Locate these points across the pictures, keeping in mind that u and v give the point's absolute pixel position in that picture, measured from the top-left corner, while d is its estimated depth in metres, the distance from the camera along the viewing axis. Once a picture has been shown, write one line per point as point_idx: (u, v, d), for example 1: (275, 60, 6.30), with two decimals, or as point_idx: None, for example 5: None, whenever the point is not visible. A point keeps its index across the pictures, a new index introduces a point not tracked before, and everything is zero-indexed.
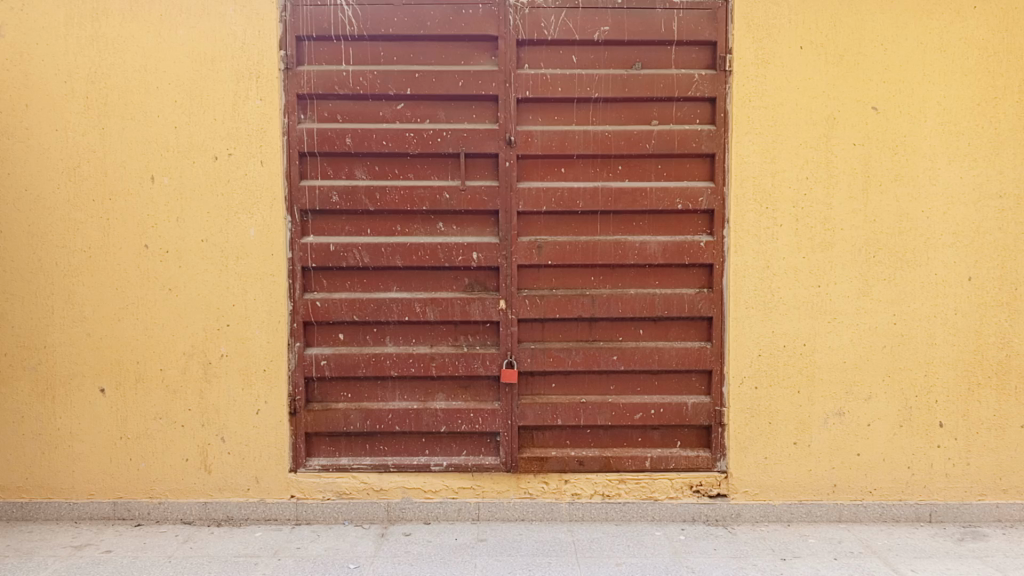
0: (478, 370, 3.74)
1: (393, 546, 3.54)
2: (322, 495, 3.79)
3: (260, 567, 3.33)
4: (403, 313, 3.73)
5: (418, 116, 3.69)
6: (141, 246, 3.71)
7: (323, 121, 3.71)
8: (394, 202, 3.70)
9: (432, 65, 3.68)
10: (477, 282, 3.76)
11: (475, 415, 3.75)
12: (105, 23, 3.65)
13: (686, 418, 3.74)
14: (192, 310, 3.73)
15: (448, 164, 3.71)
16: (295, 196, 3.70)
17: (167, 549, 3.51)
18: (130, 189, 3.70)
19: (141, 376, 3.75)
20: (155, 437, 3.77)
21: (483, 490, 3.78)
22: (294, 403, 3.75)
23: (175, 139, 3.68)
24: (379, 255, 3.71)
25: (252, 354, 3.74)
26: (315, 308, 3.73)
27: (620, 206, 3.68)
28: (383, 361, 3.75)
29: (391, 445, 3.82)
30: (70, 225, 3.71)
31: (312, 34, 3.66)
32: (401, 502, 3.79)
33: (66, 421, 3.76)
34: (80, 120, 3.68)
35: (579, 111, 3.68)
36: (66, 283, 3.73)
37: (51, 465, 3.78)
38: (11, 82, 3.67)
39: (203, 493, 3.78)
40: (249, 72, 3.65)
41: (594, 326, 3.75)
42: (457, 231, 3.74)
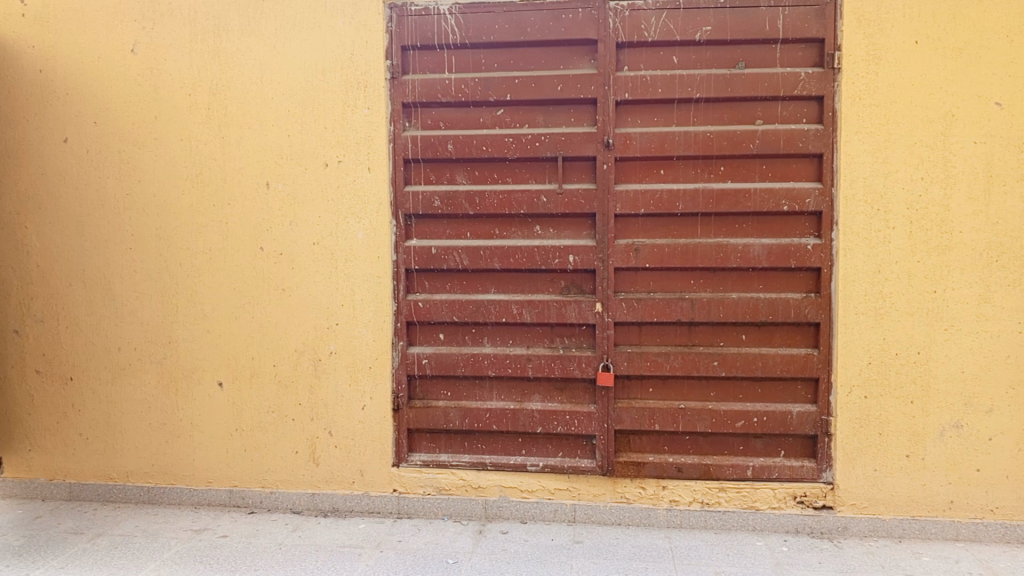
0: (575, 373, 3.76)
1: (491, 543, 3.60)
2: (423, 490, 3.90)
3: (363, 558, 3.47)
4: (501, 315, 3.79)
5: (517, 121, 3.75)
6: (257, 249, 3.93)
7: (426, 128, 3.82)
8: (493, 206, 3.77)
9: (531, 70, 3.72)
10: (574, 284, 3.77)
11: (572, 418, 3.77)
12: (226, 39, 3.89)
13: (790, 426, 3.63)
14: (303, 309, 3.92)
15: (545, 167, 3.75)
16: (400, 201, 3.82)
17: (278, 536, 3.70)
18: (247, 195, 3.92)
19: (256, 371, 3.97)
20: (267, 429, 3.98)
21: (579, 493, 3.79)
22: (396, 400, 3.88)
23: (288, 147, 3.88)
24: (479, 258, 3.79)
25: (358, 352, 3.89)
26: (418, 309, 3.84)
27: (722, 208, 3.61)
28: (481, 361, 3.82)
29: (489, 444, 3.88)
30: (194, 230, 3.97)
31: (417, 44, 3.77)
32: (498, 500, 3.85)
33: (188, 412, 4.02)
34: (203, 131, 3.93)
35: (680, 112, 3.64)
36: (190, 283, 3.99)
37: (175, 453, 4.05)
38: (143, 96, 3.96)
39: (311, 484, 3.96)
40: (357, 82, 3.80)
41: (693, 330, 3.70)
42: (554, 234, 3.77)
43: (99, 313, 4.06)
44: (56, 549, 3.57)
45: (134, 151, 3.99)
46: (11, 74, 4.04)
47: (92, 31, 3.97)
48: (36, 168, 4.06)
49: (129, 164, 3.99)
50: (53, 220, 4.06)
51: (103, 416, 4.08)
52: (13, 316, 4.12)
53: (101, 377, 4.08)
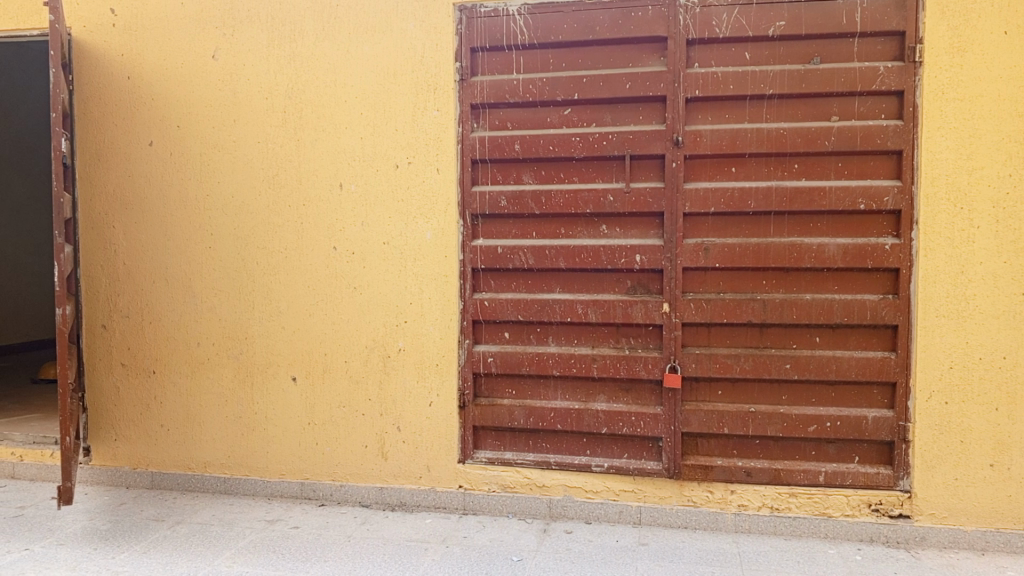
0: (641, 374, 3.73)
1: (555, 542, 3.61)
2: (488, 487, 3.93)
3: (429, 553, 3.51)
4: (566, 315, 3.79)
5: (585, 120, 3.74)
6: (330, 247, 4.02)
7: (494, 128, 3.85)
8: (560, 206, 3.77)
9: (600, 68, 3.71)
10: (641, 284, 3.74)
11: (637, 419, 3.74)
12: (301, 43, 4.00)
13: (865, 432, 3.52)
14: (372, 307, 4.00)
15: (613, 166, 3.73)
16: (467, 201, 3.86)
17: (347, 528, 3.78)
18: (320, 195, 4.02)
19: (327, 367, 4.07)
20: (338, 424, 4.07)
21: (645, 495, 3.76)
22: (462, 398, 3.92)
23: (360, 148, 3.96)
24: (545, 257, 3.80)
25: (425, 349, 3.95)
26: (484, 307, 3.88)
27: (795, 207, 3.53)
28: (546, 360, 3.83)
29: (554, 443, 3.89)
30: (269, 229, 4.09)
31: (485, 45, 3.81)
32: (563, 499, 3.85)
33: (263, 405, 4.15)
34: (279, 133, 4.05)
35: (752, 109, 3.58)
36: (266, 281, 4.11)
37: (250, 444, 4.18)
38: (222, 100, 4.10)
39: (379, 479, 4.04)
40: (427, 85, 3.86)
41: (764, 332, 3.63)
42: (621, 233, 3.75)
43: (180, 309, 4.22)
44: (139, 535, 3.73)
45: (214, 153, 4.14)
46: (102, 81, 4.24)
47: (176, 38, 4.13)
48: (123, 169, 4.25)
49: (209, 166, 4.14)
50: (138, 219, 4.25)
51: (182, 408, 4.25)
52: (101, 311, 4.32)
53: (181, 371, 4.24)
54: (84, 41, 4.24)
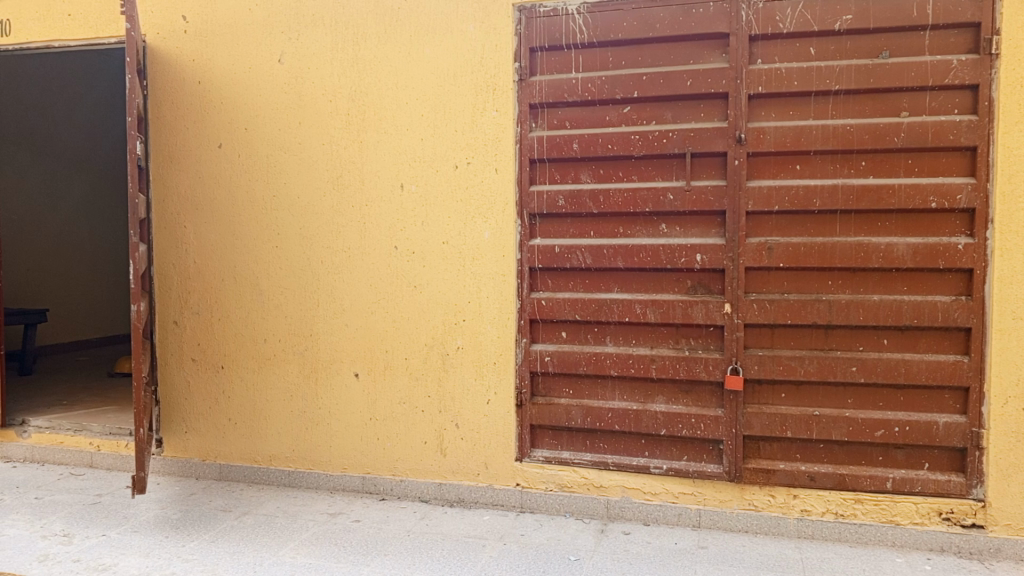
0: (701, 376, 3.68)
1: (613, 543, 3.59)
2: (545, 486, 3.94)
3: (487, 549, 3.54)
4: (625, 315, 3.77)
5: (644, 118, 3.71)
6: (391, 247, 4.09)
7: (552, 128, 3.85)
8: (618, 204, 3.75)
9: (660, 66, 3.68)
10: (701, 284, 3.69)
11: (697, 421, 3.70)
12: (364, 46, 4.07)
13: (937, 438, 3.41)
14: (432, 306, 4.05)
15: (673, 164, 3.69)
16: (525, 201, 3.88)
17: (407, 523, 3.84)
18: (382, 195, 4.09)
19: (388, 364, 4.14)
20: (398, 420, 4.14)
21: (705, 498, 3.72)
22: (520, 396, 3.93)
23: (421, 149, 4.02)
24: (603, 257, 3.78)
25: (484, 348, 3.98)
26: (541, 307, 3.89)
27: (862, 205, 3.44)
28: (604, 360, 3.81)
29: (611, 443, 3.87)
30: (333, 229, 4.18)
31: (545, 45, 3.82)
32: (621, 500, 3.83)
33: (326, 401, 4.25)
34: (342, 135, 4.14)
35: (817, 106, 3.50)
36: (330, 280, 4.21)
37: (313, 439, 4.28)
38: (288, 103, 4.21)
39: (439, 475, 4.09)
40: (486, 85, 3.89)
41: (829, 333, 3.54)
42: (681, 232, 3.71)
43: (248, 307, 4.35)
44: (208, 524, 3.86)
45: (280, 155, 4.25)
46: (174, 86, 4.40)
47: (244, 43, 4.26)
48: (194, 171, 4.40)
49: (276, 167, 4.26)
50: (209, 219, 4.39)
51: (249, 403, 4.37)
52: (173, 308, 4.48)
53: (248, 366, 4.37)
54: (158, 47, 4.41)
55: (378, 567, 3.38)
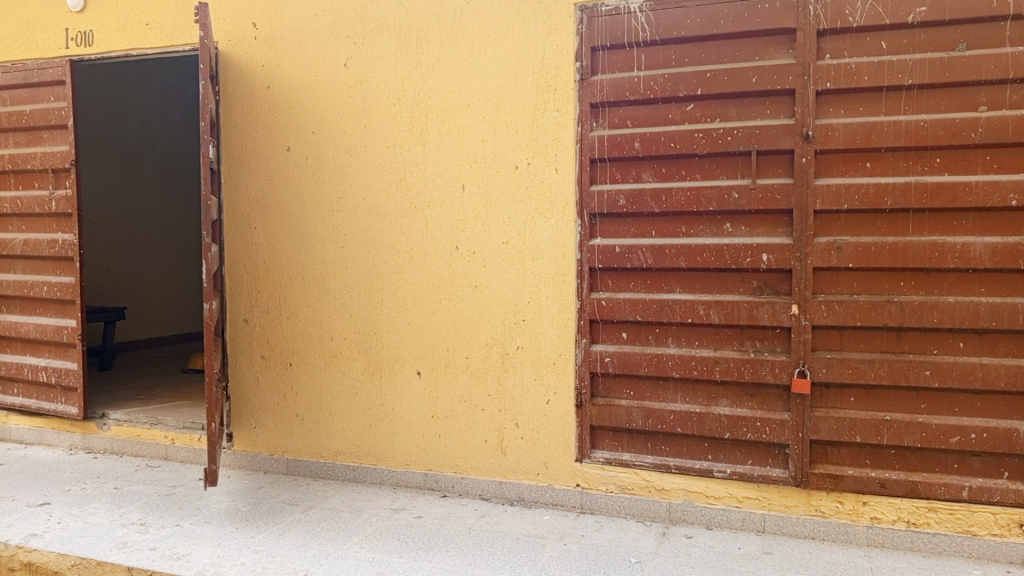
0: (767, 378, 3.62)
1: (675, 546, 3.56)
2: (605, 487, 3.93)
3: (547, 549, 3.55)
4: (687, 315, 3.72)
5: (708, 116, 3.66)
6: (453, 247, 4.14)
7: (613, 127, 3.83)
8: (681, 204, 3.70)
9: (724, 62, 3.61)
10: (767, 285, 3.62)
11: (762, 425, 3.63)
12: (427, 49, 4.13)
13: (1016, 447, 3.27)
14: (493, 306, 4.08)
15: (738, 162, 3.63)
16: (586, 201, 3.87)
17: (468, 520, 3.88)
18: (445, 196, 4.14)
19: (450, 363, 4.19)
20: (460, 418, 4.18)
21: (770, 503, 3.66)
22: (579, 397, 3.93)
23: (482, 151, 4.05)
24: (665, 257, 3.74)
25: (544, 347, 3.99)
26: (601, 307, 3.87)
27: (937, 203, 3.32)
28: (665, 362, 3.77)
29: (673, 446, 3.82)
30: (397, 230, 4.25)
31: (607, 44, 3.80)
32: (683, 504, 3.79)
33: (390, 398, 4.32)
34: (406, 137, 4.21)
35: (889, 101, 3.39)
36: (393, 279, 4.28)
37: (377, 435, 4.36)
38: (354, 106, 4.30)
39: (499, 474, 4.12)
40: (548, 86, 3.90)
41: (901, 336, 3.43)
42: (746, 232, 3.64)
43: (314, 306, 4.46)
44: (276, 517, 3.97)
45: (345, 158, 4.34)
46: (245, 90, 4.54)
47: (312, 49, 4.37)
48: (263, 173, 4.53)
49: (341, 170, 4.35)
50: (277, 221, 4.52)
51: (316, 399, 4.48)
52: (243, 306, 4.62)
53: (315, 364, 4.48)
54: (230, 54, 4.55)
55: (440, 563, 3.42)
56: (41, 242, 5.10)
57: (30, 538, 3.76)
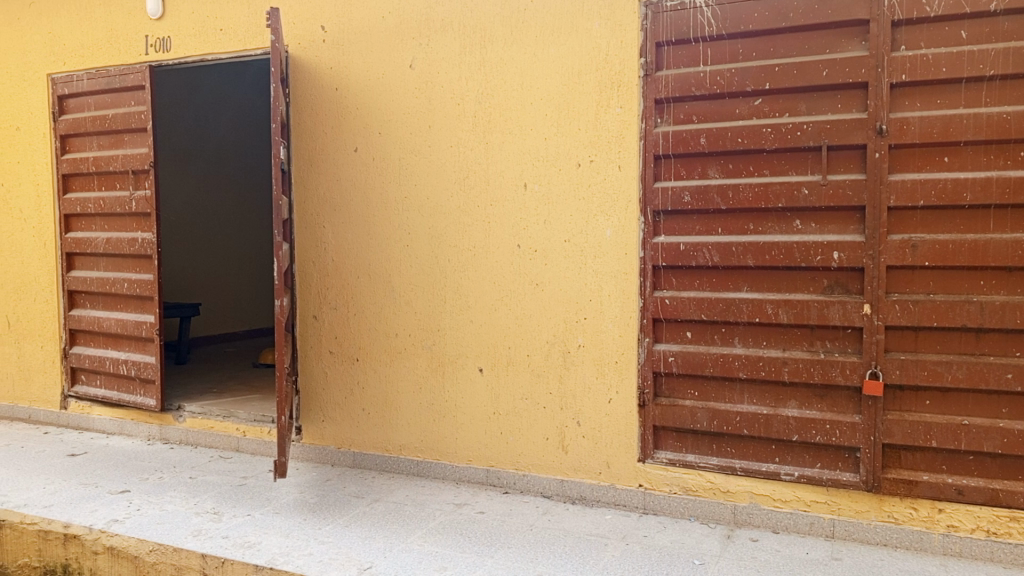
0: (837, 380, 3.52)
1: (740, 549, 3.50)
2: (669, 488, 3.89)
3: (609, 548, 3.54)
4: (754, 315, 3.65)
5: (776, 111, 3.58)
6: (515, 245, 4.16)
7: (678, 122, 3.78)
8: (748, 201, 3.63)
9: (793, 56, 3.53)
10: (839, 284, 3.52)
11: (832, 428, 3.54)
12: (490, 48, 4.16)
13: None
14: (555, 304, 4.08)
15: (809, 158, 3.54)
16: (649, 198, 3.83)
17: (529, 517, 3.89)
18: (508, 195, 4.16)
19: (512, 360, 4.21)
20: (521, 415, 4.20)
21: (839, 508, 3.56)
22: (642, 396, 3.90)
23: (545, 149, 4.06)
24: (731, 255, 3.68)
25: (607, 346, 3.97)
26: (665, 306, 3.83)
27: (1020, 199, 3.19)
28: (731, 362, 3.71)
29: (739, 448, 3.75)
30: (460, 228, 4.30)
31: (671, 39, 3.76)
32: (749, 507, 3.73)
33: (453, 394, 4.37)
34: (469, 136, 4.24)
35: (969, 93, 3.26)
36: (456, 277, 4.32)
37: (440, 431, 4.41)
38: (419, 106, 4.37)
39: (561, 472, 4.12)
40: (611, 83, 3.89)
41: (981, 337, 3.30)
42: (816, 229, 3.55)
43: (380, 303, 4.54)
44: (342, 509, 4.06)
45: (410, 157, 4.41)
46: (314, 93, 4.65)
47: (378, 50, 4.45)
48: (331, 173, 4.64)
49: (406, 169, 4.42)
50: (345, 219, 4.61)
51: (381, 394, 4.56)
52: (312, 303, 4.74)
53: (380, 360, 4.56)
54: (300, 57, 4.67)
55: (501, 559, 3.44)
56: (122, 241, 5.33)
57: (112, 523, 3.94)
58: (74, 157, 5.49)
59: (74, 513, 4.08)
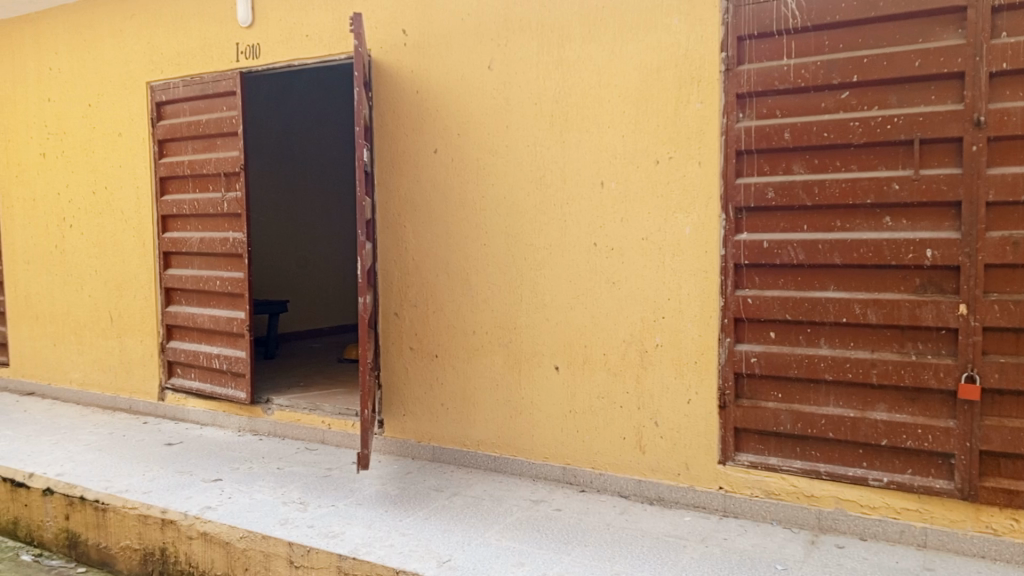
0: (930, 383, 3.38)
1: (825, 556, 3.40)
2: (750, 492, 3.82)
3: (688, 550, 3.50)
4: (841, 315, 3.54)
5: (865, 104, 3.46)
6: (592, 243, 4.16)
7: (761, 117, 3.70)
8: (835, 197, 3.52)
9: (883, 47, 3.41)
10: (932, 283, 3.38)
11: (924, 433, 3.40)
12: (568, 47, 4.16)
13: None
14: (633, 302, 4.06)
15: (899, 152, 3.41)
16: (731, 194, 3.77)
17: (607, 517, 3.88)
18: (585, 193, 4.16)
19: (588, 358, 4.20)
20: (598, 414, 4.19)
21: (932, 516, 3.43)
22: (723, 397, 3.84)
23: (622, 147, 4.04)
24: (817, 253, 3.58)
25: (686, 346, 3.92)
26: (747, 305, 3.76)
27: None
28: (817, 363, 3.61)
29: (824, 452, 3.65)
30: (536, 226, 4.32)
31: (754, 33, 3.68)
32: (834, 512, 3.62)
33: (529, 392, 4.40)
34: (546, 135, 4.26)
35: None
36: (533, 276, 4.35)
37: (517, 427, 4.45)
38: (496, 106, 4.41)
39: (638, 472, 4.09)
40: (691, 78, 3.84)
41: None
42: (907, 226, 3.41)
43: (458, 300, 4.62)
44: (422, 502, 4.15)
45: (488, 157, 4.46)
46: (395, 95, 4.76)
47: (457, 51, 4.52)
48: (411, 174, 4.74)
49: (484, 169, 4.47)
50: (425, 219, 4.71)
51: (459, 390, 4.64)
52: (393, 301, 4.85)
53: (459, 356, 4.63)
54: (382, 60, 4.79)
55: (579, 557, 3.45)
56: (215, 240, 5.58)
57: (205, 510, 4.14)
58: (171, 161, 5.78)
59: (171, 499, 4.31)
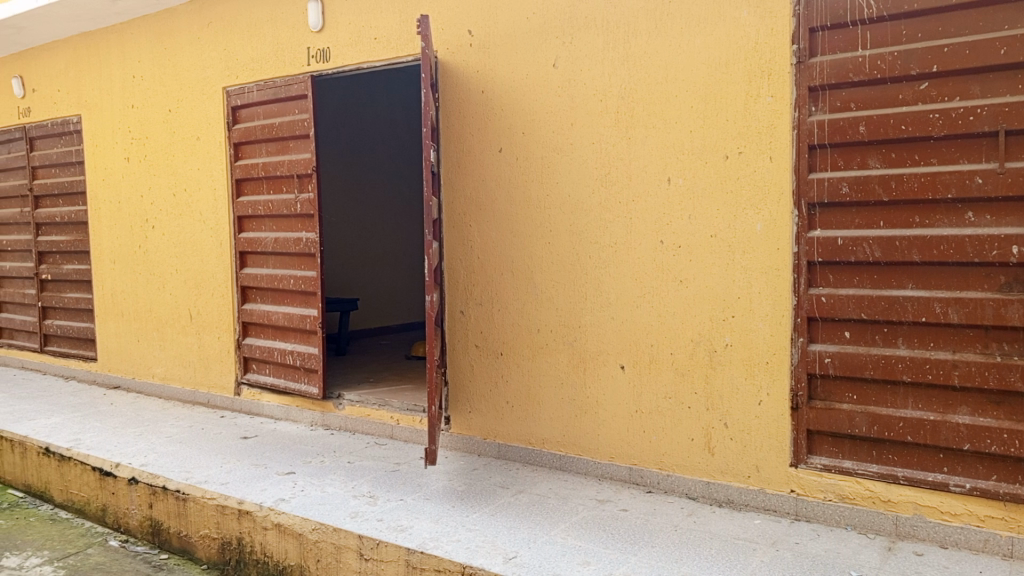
0: (1016, 385, 3.24)
1: (903, 563, 3.29)
2: (823, 495, 3.72)
3: (759, 553, 3.43)
4: (921, 314, 3.42)
5: (945, 94, 3.32)
6: (658, 241, 4.12)
7: (835, 110, 3.59)
8: (913, 191, 3.40)
9: (965, 35, 3.27)
10: (1018, 280, 3.23)
11: (1010, 437, 3.26)
12: (634, 43, 4.14)
13: None
14: (700, 301, 4.00)
15: (982, 144, 3.27)
16: (804, 190, 3.68)
17: (674, 518, 3.84)
18: (651, 190, 4.13)
19: (655, 358, 4.17)
20: (665, 414, 4.15)
21: (1019, 525, 3.28)
22: (795, 398, 3.75)
23: (690, 142, 3.99)
24: (894, 249, 3.46)
25: (756, 346, 3.85)
26: (821, 304, 3.66)
27: None
28: (894, 364, 3.49)
29: (902, 456, 3.53)
30: (602, 224, 4.31)
31: (827, 24, 3.57)
32: (913, 518, 3.49)
33: (595, 390, 4.39)
34: (612, 133, 4.24)
35: None
36: (599, 274, 4.34)
37: (583, 426, 4.45)
38: (562, 104, 4.41)
39: (706, 474, 4.04)
40: (761, 72, 3.76)
41: None
42: (992, 222, 3.27)
43: (524, 299, 4.64)
44: (488, 499, 4.19)
45: (553, 156, 4.46)
46: (462, 95, 4.81)
47: (523, 51, 4.54)
48: (477, 173, 4.78)
49: (550, 168, 4.48)
50: (490, 218, 4.74)
51: (525, 388, 4.66)
52: (460, 299, 4.91)
53: (524, 354, 4.65)
54: (448, 61, 4.85)
55: (645, 557, 3.43)
56: (288, 240, 5.75)
57: (279, 501, 4.27)
58: (246, 163, 5.99)
59: (247, 490, 4.46)
